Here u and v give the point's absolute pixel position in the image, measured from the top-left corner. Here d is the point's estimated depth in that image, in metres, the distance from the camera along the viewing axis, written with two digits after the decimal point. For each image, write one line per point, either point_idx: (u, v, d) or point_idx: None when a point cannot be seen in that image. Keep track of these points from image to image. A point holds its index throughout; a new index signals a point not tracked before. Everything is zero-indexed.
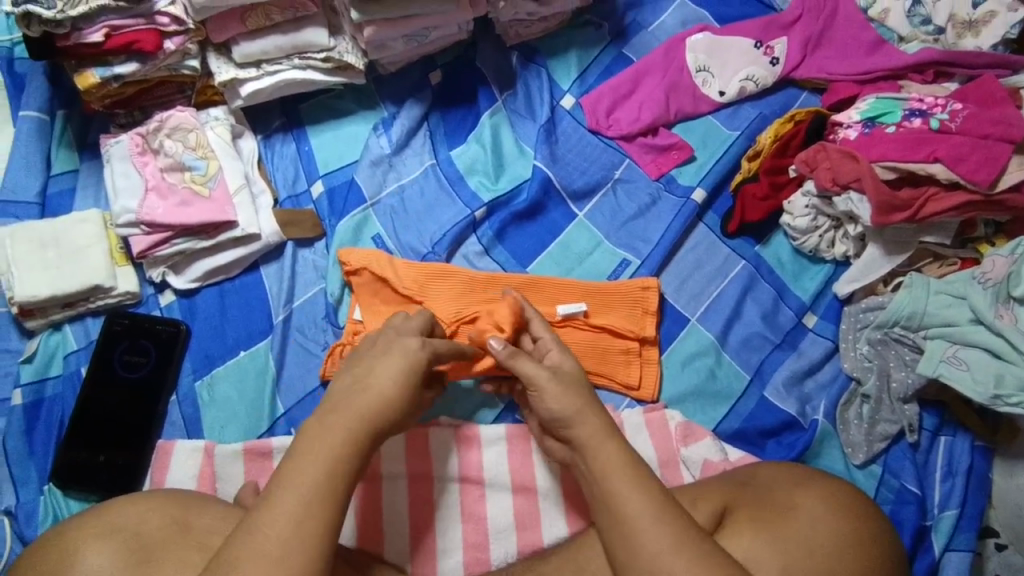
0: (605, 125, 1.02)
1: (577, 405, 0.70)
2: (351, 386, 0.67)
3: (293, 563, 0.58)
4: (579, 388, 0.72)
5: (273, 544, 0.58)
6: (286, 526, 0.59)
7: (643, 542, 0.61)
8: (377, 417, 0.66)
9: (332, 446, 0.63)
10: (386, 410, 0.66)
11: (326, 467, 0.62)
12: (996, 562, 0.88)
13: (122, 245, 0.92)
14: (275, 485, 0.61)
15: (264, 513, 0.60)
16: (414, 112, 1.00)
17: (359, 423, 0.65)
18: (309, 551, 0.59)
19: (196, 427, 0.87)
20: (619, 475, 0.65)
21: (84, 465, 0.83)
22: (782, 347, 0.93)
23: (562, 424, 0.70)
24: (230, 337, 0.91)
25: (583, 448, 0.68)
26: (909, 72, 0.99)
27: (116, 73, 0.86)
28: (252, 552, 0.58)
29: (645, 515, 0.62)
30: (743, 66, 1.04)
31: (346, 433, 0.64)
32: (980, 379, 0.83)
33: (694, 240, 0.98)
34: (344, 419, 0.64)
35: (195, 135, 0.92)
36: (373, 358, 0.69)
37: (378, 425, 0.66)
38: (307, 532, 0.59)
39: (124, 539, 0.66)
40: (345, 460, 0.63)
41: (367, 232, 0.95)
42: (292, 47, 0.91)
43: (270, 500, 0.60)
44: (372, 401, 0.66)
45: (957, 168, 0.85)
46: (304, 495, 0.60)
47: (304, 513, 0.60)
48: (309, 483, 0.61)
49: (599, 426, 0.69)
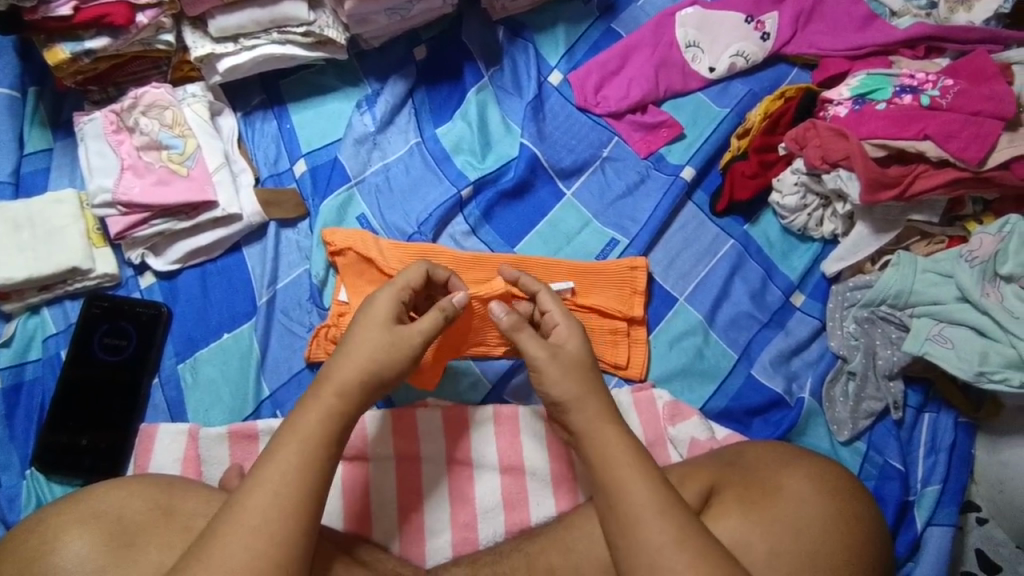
0: (593, 102, 1.00)
1: (571, 385, 0.69)
2: (336, 354, 0.67)
3: (274, 536, 0.58)
4: (582, 372, 0.70)
5: (260, 523, 0.58)
6: (268, 499, 0.59)
7: (645, 537, 0.62)
8: (367, 377, 0.65)
9: (314, 423, 0.62)
10: (374, 373, 0.66)
11: (311, 442, 0.62)
12: (978, 536, 0.91)
13: (99, 225, 0.89)
14: (260, 462, 0.61)
15: (248, 489, 0.59)
16: (398, 89, 0.98)
17: (335, 392, 0.64)
18: (296, 522, 0.59)
19: (179, 410, 0.86)
20: (621, 466, 0.65)
21: (68, 449, 0.82)
22: (770, 326, 0.93)
23: (558, 408, 0.70)
24: (213, 320, 0.89)
25: (579, 437, 0.68)
26: (900, 48, 0.98)
27: (87, 48, 0.83)
28: (237, 531, 0.58)
29: (649, 507, 0.63)
30: (733, 41, 1.02)
31: (327, 407, 0.63)
32: (965, 356, 0.83)
33: (683, 219, 0.97)
34: (325, 390, 0.64)
35: (171, 112, 0.90)
36: (356, 323, 0.68)
37: (360, 389, 0.65)
38: (289, 505, 0.59)
39: (105, 524, 0.66)
40: (332, 436, 0.63)
41: (352, 212, 0.93)
42: (269, 21, 0.88)
43: (256, 475, 0.60)
44: (359, 370, 0.65)
45: (947, 145, 0.83)
46: (285, 469, 0.60)
47: (283, 488, 0.59)
48: (293, 460, 0.61)
49: (600, 410, 0.68)
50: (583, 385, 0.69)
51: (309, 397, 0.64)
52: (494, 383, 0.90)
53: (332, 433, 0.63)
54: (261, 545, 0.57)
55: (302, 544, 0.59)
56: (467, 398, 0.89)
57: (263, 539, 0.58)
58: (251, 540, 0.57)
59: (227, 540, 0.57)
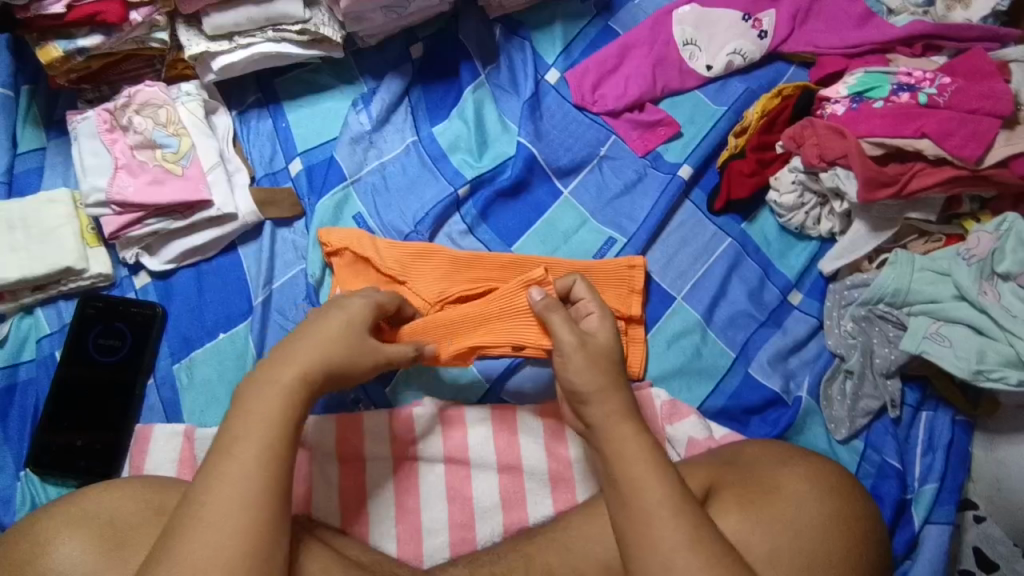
0: (591, 100, 1.00)
1: (602, 376, 0.70)
2: (289, 343, 0.67)
3: (234, 528, 0.57)
4: (606, 363, 0.71)
5: (218, 517, 0.58)
6: (225, 492, 0.58)
7: (660, 535, 0.62)
8: (321, 363, 0.66)
9: (272, 410, 0.62)
10: (329, 363, 0.66)
11: (266, 428, 0.61)
12: (975, 533, 0.91)
13: (93, 225, 0.89)
14: (217, 455, 0.60)
15: (204, 483, 0.59)
16: (394, 87, 0.98)
17: (296, 375, 0.64)
18: (259, 512, 0.59)
19: (175, 411, 0.85)
20: (637, 463, 0.65)
21: (62, 450, 0.81)
22: (767, 324, 0.93)
23: (579, 399, 0.70)
24: (208, 320, 0.89)
25: (596, 430, 0.69)
26: (898, 46, 0.97)
27: (80, 46, 0.83)
28: (197, 524, 0.57)
29: (664, 507, 0.63)
30: (730, 39, 1.02)
31: (280, 390, 0.63)
32: (962, 354, 0.82)
33: (681, 218, 0.97)
34: (281, 375, 0.64)
35: (165, 111, 0.89)
36: (319, 318, 0.70)
37: (320, 374, 0.66)
38: (248, 496, 0.59)
39: (98, 526, 0.66)
40: (291, 423, 0.63)
41: (348, 211, 0.93)
42: (265, 19, 0.87)
43: (211, 469, 0.60)
44: (315, 355, 0.66)
45: (944, 144, 0.83)
46: (244, 460, 0.60)
47: (240, 480, 0.59)
48: (250, 451, 0.60)
49: (617, 406, 0.68)
50: (607, 379, 0.70)
51: (262, 383, 0.63)
52: (491, 382, 0.89)
53: (292, 419, 0.63)
54: (222, 537, 0.57)
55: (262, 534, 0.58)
56: (464, 396, 0.89)
57: (221, 532, 0.57)
58: (210, 533, 0.57)
59: (190, 534, 0.57)
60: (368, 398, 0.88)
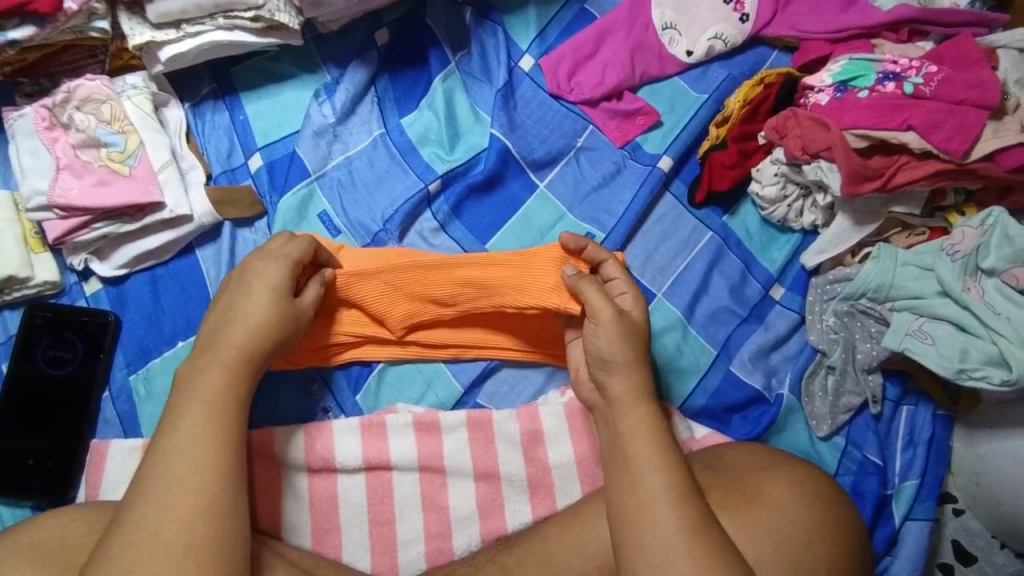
0: (567, 88, 0.95)
1: (634, 349, 0.69)
2: (223, 326, 0.68)
3: (188, 496, 0.59)
4: (636, 337, 0.70)
5: (168, 492, 0.59)
6: (176, 464, 0.60)
7: (659, 514, 0.61)
8: (255, 344, 0.67)
9: (209, 390, 0.63)
10: (257, 338, 0.67)
11: (217, 404, 0.63)
12: (954, 527, 0.91)
13: (37, 230, 0.83)
14: (164, 431, 0.61)
15: (161, 457, 0.60)
16: (359, 76, 0.92)
17: (232, 355, 0.65)
18: (214, 475, 0.60)
19: (133, 425, 0.81)
20: (640, 445, 0.65)
21: (13, 471, 0.77)
22: (749, 320, 0.91)
23: (603, 366, 0.69)
24: (166, 327, 0.84)
25: (614, 404, 0.68)
26: (883, 30, 0.94)
27: (10, 39, 0.76)
28: (152, 493, 0.59)
29: (659, 493, 0.62)
30: (711, 24, 0.98)
31: (223, 367, 0.65)
32: (945, 352, 0.81)
33: (660, 211, 0.93)
34: (221, 350, 0.66)
35: (109, 106, 0.83)
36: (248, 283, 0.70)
37: (259, 356, 0.67)
38: (203, 462, 0.60)
39: (46, 553, 0.62)
40: (230, 399, 0.64)
41: (313, 210, 0.89)
42: (214, 5, 0.81)
43: (168, 439, 0.61)
44: (248, 332, 0.67)
45: (930, 136, 0.80)
46: (188, 432, 0.61)
47: (192, 449, 0.60)
48: (194, 423, 0.61)
49: (634, 385, 0.68)
50: (636, 353, 0.69)
51: (199, 365, 0.65)
52: (467, 386, 0.86)
53: (241, 398, 0.65)
54: (178, 500, 0.58)
55: (220, 502, 0.60)
56: (437, 401, 0.86)
57: (176, 501, 0.58)
58: (167, 498, 0.58)
59: (140, 502, 0.59)
60: (340, 407, 0.85)
